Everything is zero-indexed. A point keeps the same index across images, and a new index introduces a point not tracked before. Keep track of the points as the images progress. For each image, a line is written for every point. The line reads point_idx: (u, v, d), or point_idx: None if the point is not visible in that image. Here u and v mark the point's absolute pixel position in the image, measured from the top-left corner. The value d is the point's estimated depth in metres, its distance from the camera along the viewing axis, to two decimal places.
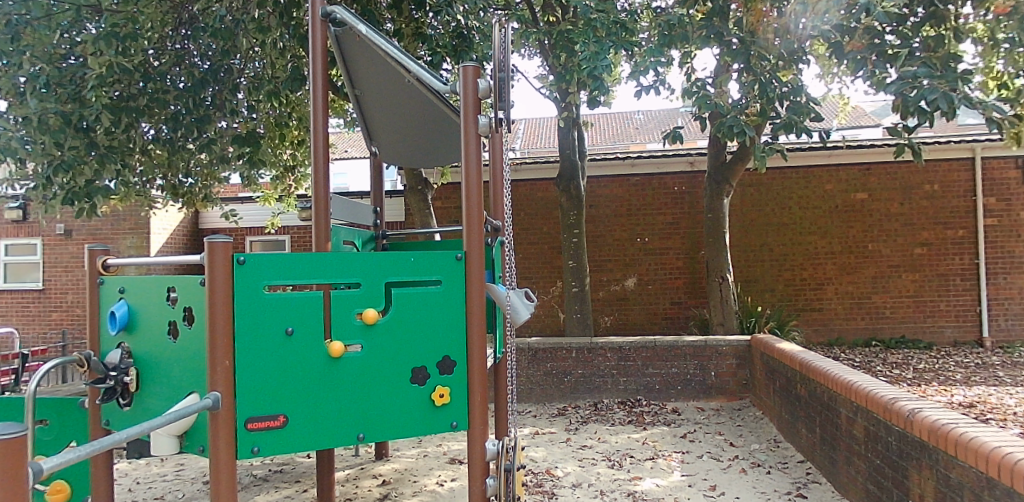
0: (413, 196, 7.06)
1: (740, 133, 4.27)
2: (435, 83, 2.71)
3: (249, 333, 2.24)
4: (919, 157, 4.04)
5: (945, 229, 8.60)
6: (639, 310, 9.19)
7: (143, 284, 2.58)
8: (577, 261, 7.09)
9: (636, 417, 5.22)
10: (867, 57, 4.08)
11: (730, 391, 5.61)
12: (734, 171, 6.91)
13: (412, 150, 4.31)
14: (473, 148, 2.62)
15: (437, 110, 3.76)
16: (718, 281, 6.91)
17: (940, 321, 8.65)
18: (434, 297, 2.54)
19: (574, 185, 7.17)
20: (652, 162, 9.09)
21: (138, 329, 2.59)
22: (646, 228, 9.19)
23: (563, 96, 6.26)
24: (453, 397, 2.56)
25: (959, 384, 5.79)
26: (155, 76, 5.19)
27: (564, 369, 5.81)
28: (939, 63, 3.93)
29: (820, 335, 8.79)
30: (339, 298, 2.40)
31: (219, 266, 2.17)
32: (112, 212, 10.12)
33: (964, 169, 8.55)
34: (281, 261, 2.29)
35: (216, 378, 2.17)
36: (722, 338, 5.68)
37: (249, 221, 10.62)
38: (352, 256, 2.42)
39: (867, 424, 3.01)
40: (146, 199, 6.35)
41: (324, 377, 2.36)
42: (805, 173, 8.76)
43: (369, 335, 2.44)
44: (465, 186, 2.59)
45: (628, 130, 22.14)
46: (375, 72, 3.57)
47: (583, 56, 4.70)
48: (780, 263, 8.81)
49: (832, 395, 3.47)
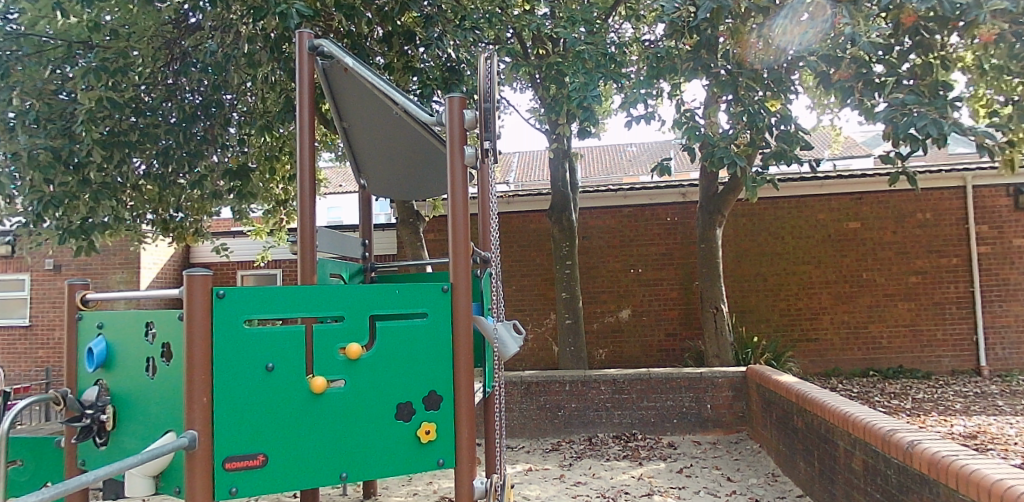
0: (404, 229, 7.02)
1: (730, 163, 4.25)
2: (421, 114, 2.70)
3: (228, 368, 2.18)
4: (914, 181, 4.01)
5: (938, 258, 8.61)
6: (634, 343, 9.12)
7: (122, 319, 2.51)
8: (570, 292, 7.01)
9: (631, 451, 5.12)
10: (853, 85, 4.10)
11: (726, 424, 5.52)
12: (727, 201, 6.94)
13: (401, 183, 4.28)
14: (460, 179, 2.60)
15: (427, 143, 3.76)
16: (712, 311, 6.85)
17: (938, 350, 8.59)
18: (421, 330, 2.48)
19: (566, 216, 7.16)
20: (645, 194, 9.12)
21: (115, 367, 2.51)
22: (639, 259, 9.17)
23: (553, 128, 6.30)
24: (440, 434, 2.48)
25: (959, 413, 5.72)
26: (146, 111, 5.19)
27: (558, 403, 5.70)
28: (926, 91, 3.96)
29: (816, 366, 8.71)
30: (323, 332, 2.34)
31: (198, 300, 2.12)
32: (102, 247, 10.06)
33: (956, 197, 8.60)
34: (262, 293, 2.25)
35: (193, 415, 2.10)
36: (717, 369, 5.60)
37: (241, 255, 10.57)
38: (336, 290, 2.37)
39: (865, 457, 2.93)
40: (137, 234, 6.31)
41: (305, 414, 2.29)
42: (797, 202, 8.79)
43: (352, 370, 2.37)
44: (452, 218, 2.56)
45: (621, 162, 22.35)
46: (365, 105, 3.58)
47: (572, 87, 4.74)
48: (776, 293, 8.77)
49: (829, 427, 3.39)
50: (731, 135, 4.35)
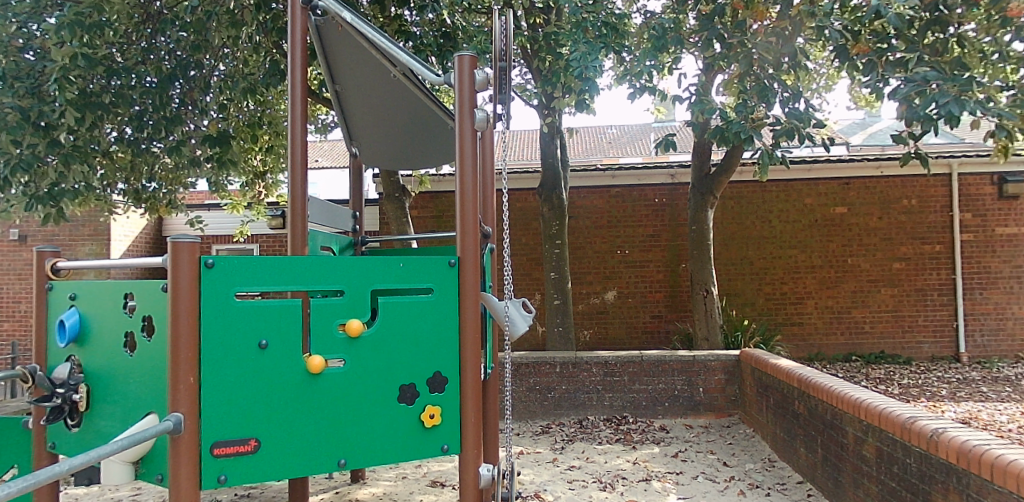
0: (389, 204, 6.79)
1: (746, 139, 4.07)
2: (427, 74, 2.48)
3: (218, 346, 1.99)
4: (928, 162, 3.93)
5: (922, 244, 8.66)
6: (619, 324, 9.05)
7: (96, 290, 2.31)
8: (559, 273, 6.87)
9: (623, 435, 5.03)
10: (874, 60, 4.04)
11: (718, 407, 5.47)
12: (719, 182, 6.82)
13: (396, 153, 4.06)
14: (469, 146, 2.42)
15: (427, 111, 3.53)
16: (702, 294, 6.77)
17: (918, 336, 8.69)
18: (425, 307, 2.31)
19: (557, 194, 6.99)
20: (633, 174, 8.98)
21: (87, 342, 2.32)
22: (627, 240, 9.06)
23: (547, 102, 6.11)
24: (444, 418, 2.32)
25: (947, 399, 5.76)
26: (121, 72, 4.79)
27: (548, 385, 5.59)
28: (948, 69, 3.83)
29: (800, 350, 8.74)
30: (321, 307, 2.16)
31: (184, 268, 1.93)
32: (69, 217, 9.64)
33: (941, 185, 8.64)
34: (254, 264, 2.05)
35: (178, 396, 1.92)
36: (710, 353, 5.53)
37: (215, 229, 10.25)
38: (335, 262, 2.18)
39: (880, 445, 2.86)
40: (107, 204, 5.99)
41: (301, 396, 2.11)
42: (785, 185, 8.75)
43: (352, 349, 2.19)
44: (460, 188, 2.39)
45: (601, 143, 22.11)
46: (361, 68, 3.36)
47: (573, 57, 4.56)
48: (761, 277, 8.75)
49: (837, 413, 3.32)
50: (745, 109, 4.14)
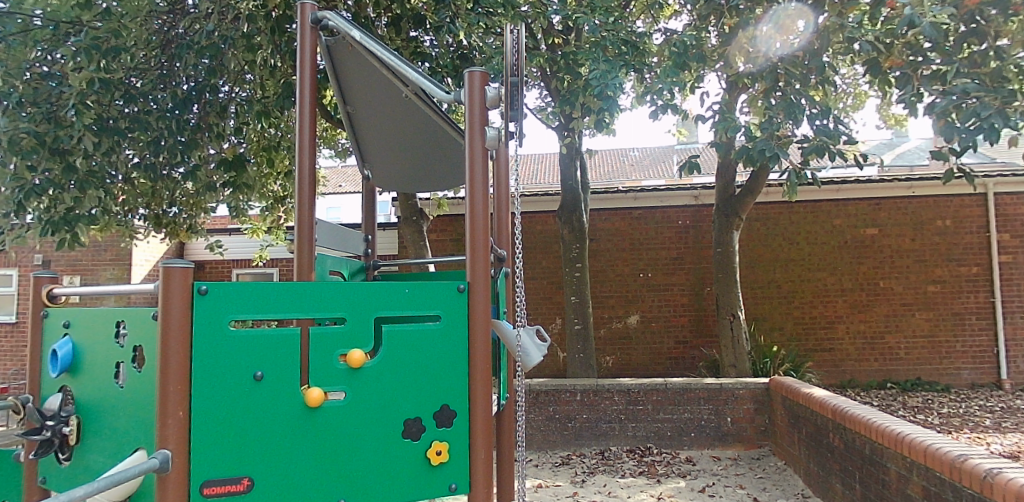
0: (406, 227, 6.71)
1: (773, 157, 3.83)
2: (436, 91, 2.38)
3: (210, 377, 1.87)
4: (972, 178, 3.75)
5: (958, 266, 8.31)
6: (642, 350, 8.80)
7: (88, 317, 2.22)
8: (580, 297, 6.70)
9: (647, 467, 4.80)
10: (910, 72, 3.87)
11: (747, 438, 5.21)
12: (744, 204, 6.63)
13: (409, 174, 3.97)
14: (479, 165, 2.30)
15: (440, 131, 3.43)
16: (728, 318, 6.53)
17: (956, 362, 8.30)
18: (432, 335, 2.17)
19: (577, 216, 6.85)
20: (655, 196, 8.81)
21: (79, 372, 2.23)
22: (649, 263, 8.86)
23: (566, 123, 6.01)
24: (452, 455, 2.17)
25: (993, 430, 5.42)
26: (138, 96, 4.80)
27: (568, 414, 5.38)
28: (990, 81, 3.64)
29: (831, 377, 8.40)
30: (321, 335, 2.03)
31: (175, 295, 1.81)
32: (93, 242, 9.75)
33: (977, 204, 8.32)
34: (250, 289, 1.94)
35: (167, 432, 1.79)
36: (738, 381, 5.29)
37: (235, 254, 10.32)
38: (336, 288, 2.06)
39: (926, 485, 2.62)
40: (127, 229, 6.01)
41: (298, 431, 1.97)
42: (812, 206, 8.50)
43: (354, 380, 2.06)
44: (469, 209, 2.26)
45: (623, 166, 21.97)
46: (372, 88, 3.27)
47: (593, 75, 4.46)
48: (789, 300, 8.47)
49: (877, 448, 3.08)
50: (773, 124, 3.96)
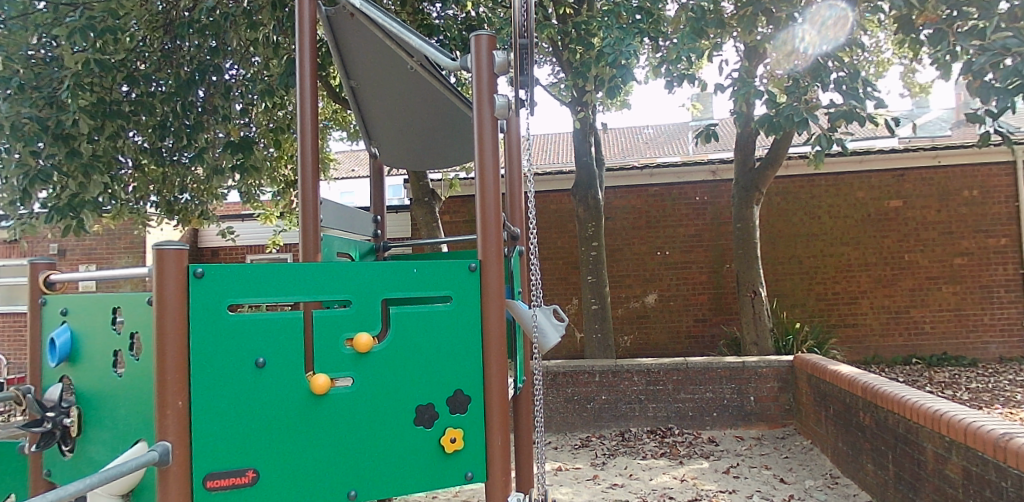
0: (418, 208, 6.59)
1: (802, 121, 3.68)
2: (441, 58, 2.24)
3: (209, 365, 1.77)
4: (1011, 140, 3.55)
5: (987, 237, 8.05)
6: (661, 328, 8.67)
7: (85, 305, 2.14)
8: (596, 276, 6.56)
9: (669, 448, 4.69)
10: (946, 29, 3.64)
11: (771, 417, 5.08)
12: (764, 177, 6.42)
13: (418, 152, 3.83)
14: (489, 135, 2.16)
15: (448, 104, 3.29)
16: (750, 295, 6.36)
17: (985, 336, 8.08)
18: (444, 317, 2.06)
19: (592, 194, 6.68)
20: (671, 171, 8.60)
21: (79, 362, 2.15)
22: (666, 240, 8.68)
23: (579, 97, 5.83)
24: (468, 442, 2.06)
25: None
26: (139, 79, 4.72)
27: (586, 395, 5.28)
28: None
29: (855, 353, 8.21)
30: (326, 319, 1.92)
31: (169, 278, 1.71)
32: (107, 231, 9.76)
33: (1006, 173, 8.03)
34: (248, 272, 1.83)
35: (166, 423, 1.70)
36: (761, 359, 5.15)
37: (248, 239, 10.30)
38: (340, 268, 1.95)
39: (967, 466, 2.48)
40: (138, 217, 5.95)
41: (304, 419, 1.87)
42: (835, 179, 8.24)
43: (362, 366, 1.95)
44: (480, 183, 2.13)
45: (637, 144, 21.64)
46: (376, 61, 3.15)
47: (606, 43, 4.29)
48: (811, 276, 8.27)
49: (911, 427, 2.94)
50: (800, 88, 3.81)
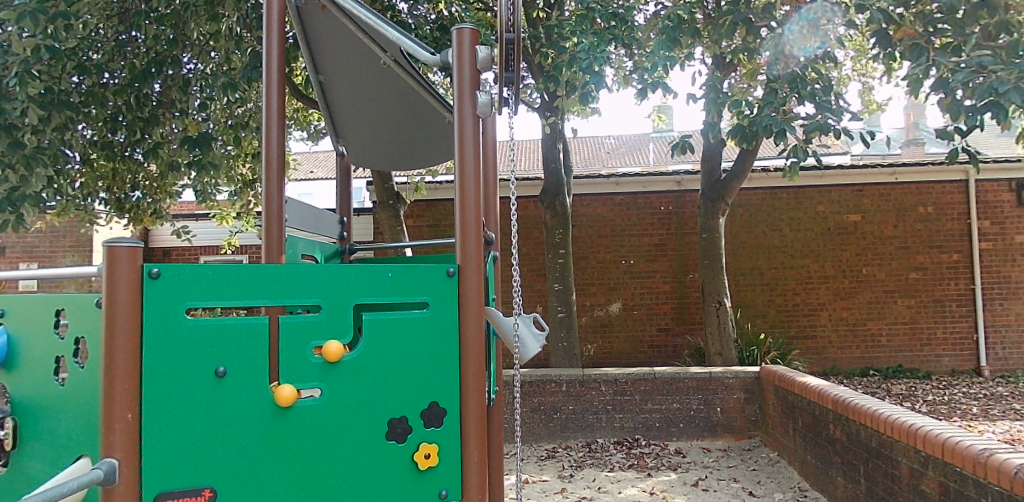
0: (382, 211, 6.42)
1: (779, 132, 3.73)
2: (420, 53, 2.13)
3: (164, 374, 1.61)
4: (980, 158, 3.63)
5: (939, 253, 8.32)
6: (625, 338, 8.67)
7: (24, 307, 1.95)
8: (563, 284, 6.51)
9: (636, 460, 4.65)
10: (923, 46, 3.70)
11: (737, 429, 5.09)
12: (731, 188, 6.49)
13: (387, 151, 3.70)
14: (471, 133, 2.07)
15: (422, 103, 3.18)
16: (714, 306, 6.40)
17: (937, 350, 8.33)
18: (420, 325, 1.95)
19: (560, 201, 6.63)
20: (638, 181, 8.64)
21: (15, 369, 1.96)
22: (631, 249, 8.71)
23: (551, 102, 5.79)
24: (442, 458, 1.95)
25: (981, 418, 5.39)
26: (90, 68, 4.47)
27: (553, 405, 5.20)
28: (1006, 54, 3.51)
29: (814, 364, 8.37)
30: (293, 325, 1.79)
31: (121, 277, 1.55)
32: (49, 227, 9.26)
33: (957, 191, 8.32)
34: (209, 273, 1.68)
35: (113, 438, 1.53)
36: (728, 370, 5.16)
37: (202, 240, 9.93)
38: (311, 271, 1.82)
39: (945, 481, 2.49)
40: (84, 214, 5.63)
41: (267, 434, 1.73)
42: (797, 193, 8.41)
43: (331, 376, 1.82)
44: (460, 184, 2.03)
45: (599, 154, 21.85)
46: (348, 57, 3.03)
47: (581, 48, 4.29)
48: (772, 287, 8.40)
49: (885, 441, 2.95)
50: (777, 99, 3.83)
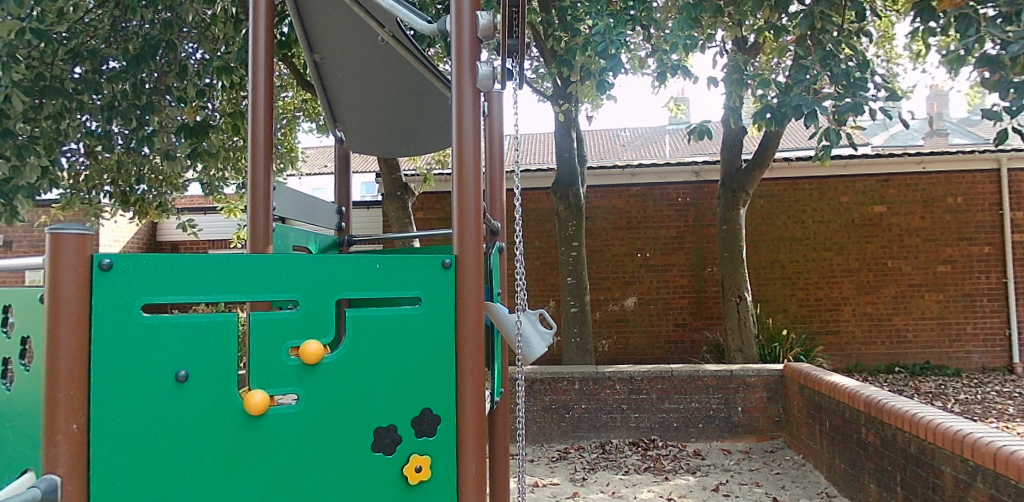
0: (390, 204, 6.23)
1: (810, 113, 3.45)
2: (415, 20, 1.92)
3: (116, 377, 1.42)
4: None
5: (969, 245, 7.97)
6: (640, 333, 8.43)
7: None
8: (576, 278, 6.28)
9: (653, 462, 4.42)
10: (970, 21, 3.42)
11: (759, 430, 4.85)
12: (751, 177, 6.21)
13: (388, 136, 3.49)
14: (470, 110, 1.85)
15: (426, 85, 2.96)
16: (734, 301, 6.14)
17: (967, 345, 8.00)
18: (412, 322, 1.73)
19: (573, 192, 6.39)
20: (653, 172, 8.36)
21: None
22: (647, 242, 8.45)
23: (563, 89, 5.55)
24: (435, 471, 1.74)
25: (1020, 419, 5.10)
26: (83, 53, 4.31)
27: (565, 404, 4.99)
28: None
29: (838, 361, 8.07)
30: (267, 322, 1.58)
31: (65, 268, 1.35)
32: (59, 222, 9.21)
33: (989, 181, 7.96)
34: (171, 264, 1.48)
35: (56, 450, 1.34)
36: (750, 368, 4.92)
37: (211, 233, 9.82)
38: (289, 261, 1.61)
39: (996, 494, 2.25)
40: (85, 206, 5.49)
41: (235, 445, 1.53)
42: (819, 183, 8.09)
43: (310, 379, 1.62)
44: (458, 166, 1.82)
45: (614, 146, 21.52)
46: (345, 35, 2.83)
47: (596, 30, 3.98)
48: (793, 282, 8.11)
49: (926, 447, 2.70)
50: (806, 80, 3.57)
